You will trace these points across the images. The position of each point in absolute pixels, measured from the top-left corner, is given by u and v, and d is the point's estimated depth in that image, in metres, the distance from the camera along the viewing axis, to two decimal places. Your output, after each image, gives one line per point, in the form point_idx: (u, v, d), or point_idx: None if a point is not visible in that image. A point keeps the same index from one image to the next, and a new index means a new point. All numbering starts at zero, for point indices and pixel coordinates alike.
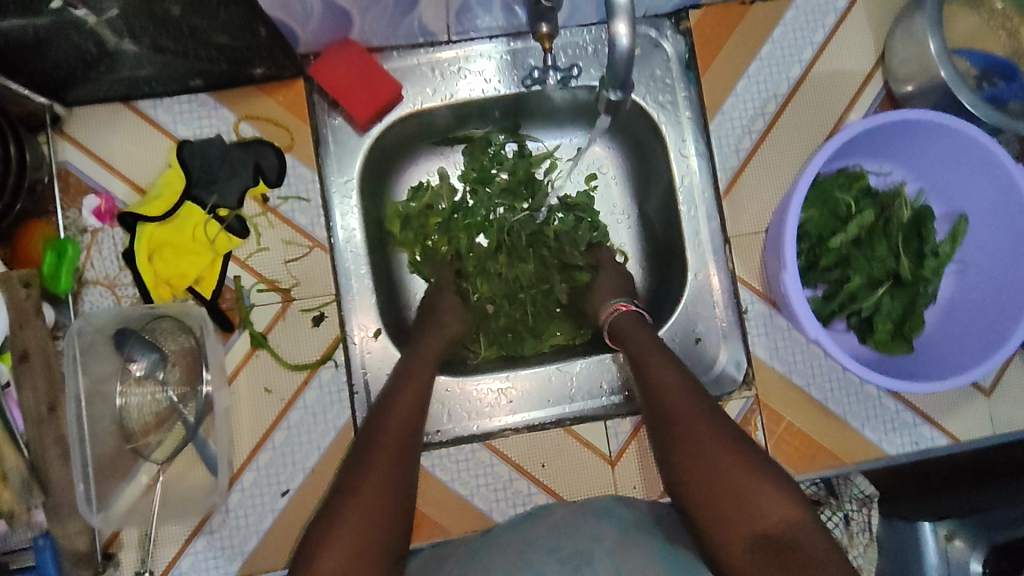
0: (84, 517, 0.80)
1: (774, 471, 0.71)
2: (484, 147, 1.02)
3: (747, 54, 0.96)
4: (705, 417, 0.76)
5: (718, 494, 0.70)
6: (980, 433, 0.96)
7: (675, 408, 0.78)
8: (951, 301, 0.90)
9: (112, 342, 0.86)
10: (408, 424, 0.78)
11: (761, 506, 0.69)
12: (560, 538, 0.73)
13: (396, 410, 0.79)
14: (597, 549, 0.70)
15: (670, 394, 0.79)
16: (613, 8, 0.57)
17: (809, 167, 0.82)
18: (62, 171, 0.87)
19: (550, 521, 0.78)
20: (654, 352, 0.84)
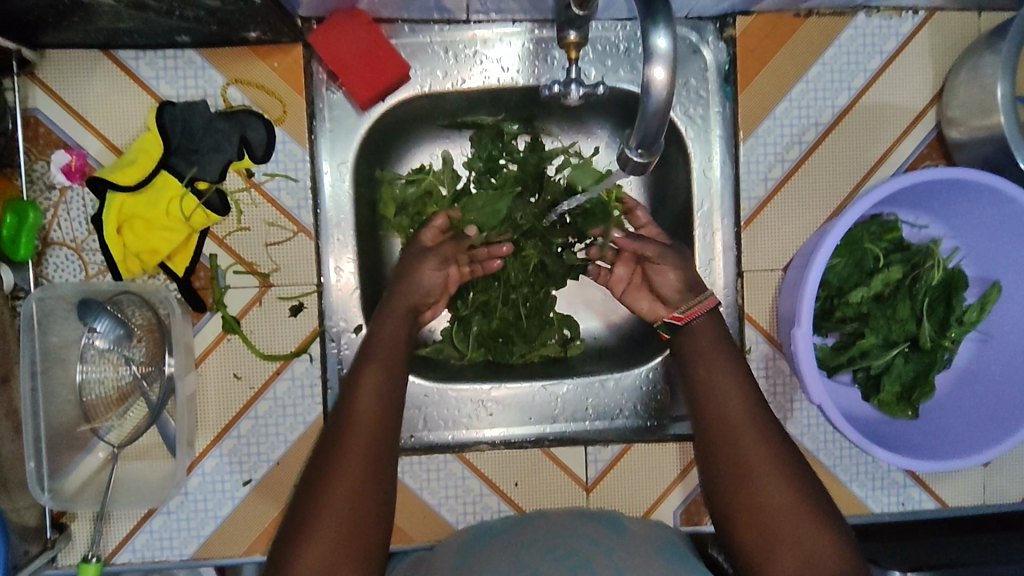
0: (34, 493, 0.77)
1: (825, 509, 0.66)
2: (494, 135, 0.92)
3: (793, 73, 0.87)
4: (768, 441, 0.69)
5: (769, 527, 0.65)
6: (972, 502, 0.92)
7: (734, 421, 0.70)
8: (967, 370, 0.85)
9: (76, 311, 0.80)
10: (378, 411, 0.69)
11: (816, 550, 0.63)
12: (556, 538, 0.71)
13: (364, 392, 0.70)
14: (596, 551, 0.67)
15: (732, 409, 0.71)
16: (652, 50, 0.54)
17: (846, 215, 0.75)
18: (31, 120, 0.80)
19: (544, 526, 0.76)
20: (721, 357, 0.75)
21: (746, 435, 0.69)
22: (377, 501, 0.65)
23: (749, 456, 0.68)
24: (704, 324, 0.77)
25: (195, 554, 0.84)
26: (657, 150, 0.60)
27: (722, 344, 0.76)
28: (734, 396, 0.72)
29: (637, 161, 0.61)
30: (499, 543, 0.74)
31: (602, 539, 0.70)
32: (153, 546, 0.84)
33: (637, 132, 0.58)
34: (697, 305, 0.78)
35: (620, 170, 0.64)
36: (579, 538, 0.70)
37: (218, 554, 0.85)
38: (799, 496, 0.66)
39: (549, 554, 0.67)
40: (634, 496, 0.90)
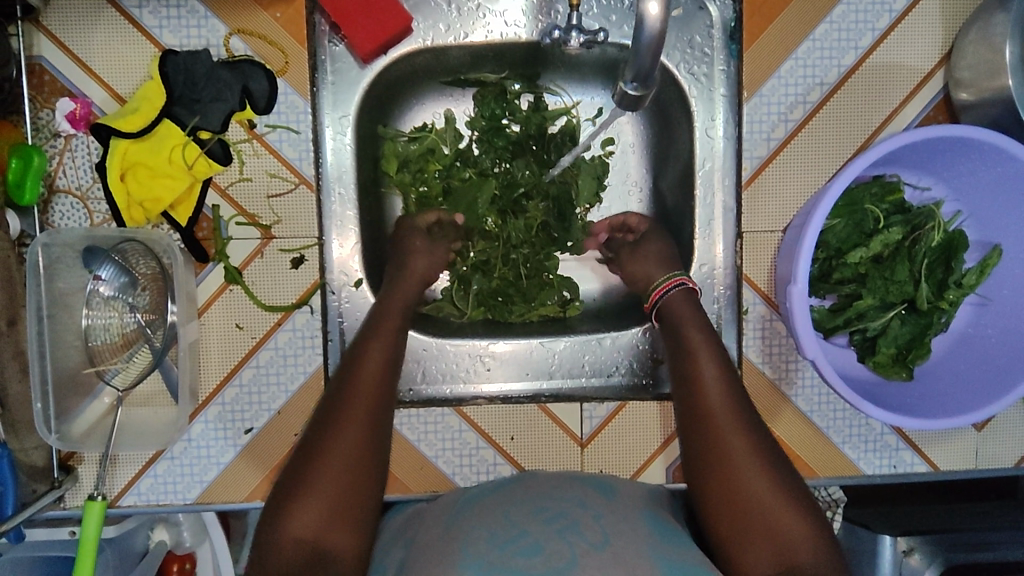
0: (41, 435, 0.79)
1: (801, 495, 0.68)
2: (498, 94, 0.94)
3: (799, 32, 0.86)
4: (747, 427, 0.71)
5: (747, 506, 0.66)
6: (965, 467, 0.92)
7: (715, 405, 0.72)
8: (964, 334, 0.85)
9: (81, 258, 0.81)
10: (382, 378, 0.72)
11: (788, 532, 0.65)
12: (546, 499, 0.72)
13: (364, 361, 0.72)
14: (584, 513, 0.69)
15: (714, 395, 0.73)
16: None
17: (846, 172, 0.74)
18: (36, 68, 0.81)
19: (537, 486, 0.77)
20: (704, 346, 0.76)
21: (726, 420, 0.71)
22: (373, 466, 0.66)
23: (726, 441, 0.70)
24: (684, 310, 0.81)
25: (199, 498, 0.87)
26: (651, 83, 0.66)
27: (705, 334, 0.78)
28: (716, 380, 0.74)
29: (632, 94, 0.67)
30: (492, 502, 0.75)
31: (591, 503, 0.71)
32: (158, 490, 0.86)
33: (633, 66, 0.63)
34: (665, 284, 0.84)
35: (617, 104, 0.70)
36: (568, 502, 0.71)
37: (220, 499, 0.87)
38: (772, 480, 0.68)
39: (538, 514, 0.69)
40: (628, 453, 0.90)
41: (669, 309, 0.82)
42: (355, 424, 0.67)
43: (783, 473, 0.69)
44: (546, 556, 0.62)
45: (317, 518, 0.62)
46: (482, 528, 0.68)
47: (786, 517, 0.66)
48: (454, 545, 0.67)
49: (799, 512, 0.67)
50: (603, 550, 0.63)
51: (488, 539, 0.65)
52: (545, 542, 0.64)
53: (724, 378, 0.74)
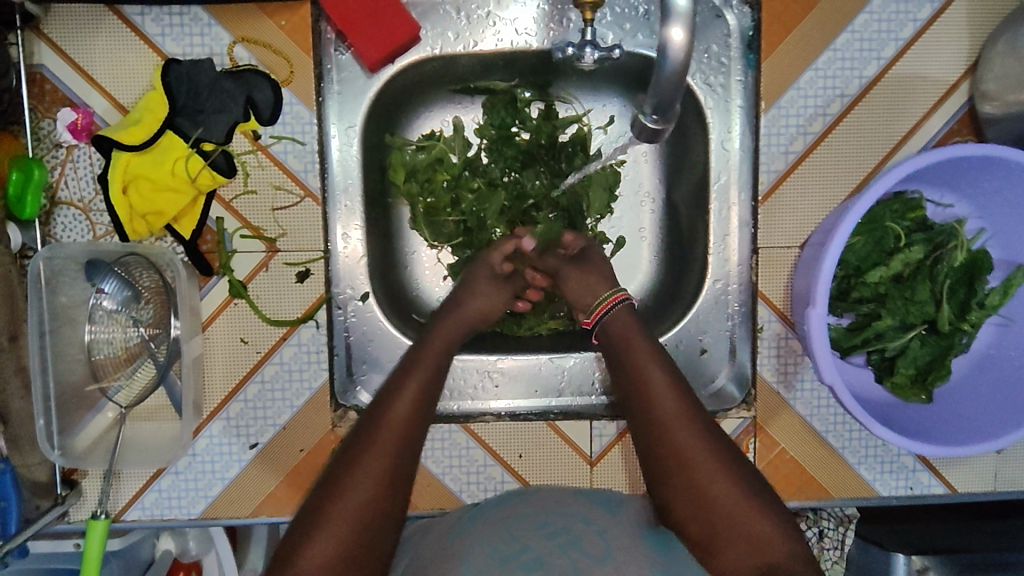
0: (43, 451, 0.78)
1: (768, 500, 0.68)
2: (507, 102, 0.92)
3: (820, 41, 0.84)
4: (704, 441, 0.69)
5: (716, 520, 0.66)
6: (983, 488, 0.90)
7: (666, 422, 0.70)
8: (986, 355, 0.83)
9: (83, 271, 0.80)
10: (411, 418, 0.70)
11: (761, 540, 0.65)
12: (549, 514, 0.70)
13: (395, 402, 0.70)
14: (586, 530, 0.67)
15: (662, 408, 0.71)
16: (671, 9, 0.56)
17: (870, 190, 0.72)
18: (37, 77, 0.79)
19: (540, 502, 0.75)
20: (651, 357, 0.75)
21: (681, 436, 0.69)
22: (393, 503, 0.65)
23: (684, 456, 0.68)
24: (626, 326, 0.79)
25: (203, 513, 0.86)
26: (672, 116, 0.66)
27: (651, 345, 0.76)
28: (667, 397, 0.71)
29: (653, 127, 0.67)
30: (495, 517, 0.73)
31: (594, 518, 0.70)
32: (162, 504, 0.85)
33: (653, 96, 0.62)
34: (610, 300, 0.82)
35: (634, 135, 0.70)
36: (572, 517, 0.70)
37: (224, 515, 0.86)
38: (738, 489, 0.67)
39: (540, 530, 0.67)
40: (638, 472, 0.88)
41: (613, 326, 0.80)
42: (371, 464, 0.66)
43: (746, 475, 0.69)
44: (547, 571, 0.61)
45: (332, 551, 0.62)
46: (486, 544, 0.66)
47: (755, 521, 0.66)
48: (451, 564, 0.64)
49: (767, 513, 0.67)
50: (605, 566, 0.62)
51: (489, 554, 0.64)
52: (547, 556, 0.63)
53: (672, 389, 0.72)
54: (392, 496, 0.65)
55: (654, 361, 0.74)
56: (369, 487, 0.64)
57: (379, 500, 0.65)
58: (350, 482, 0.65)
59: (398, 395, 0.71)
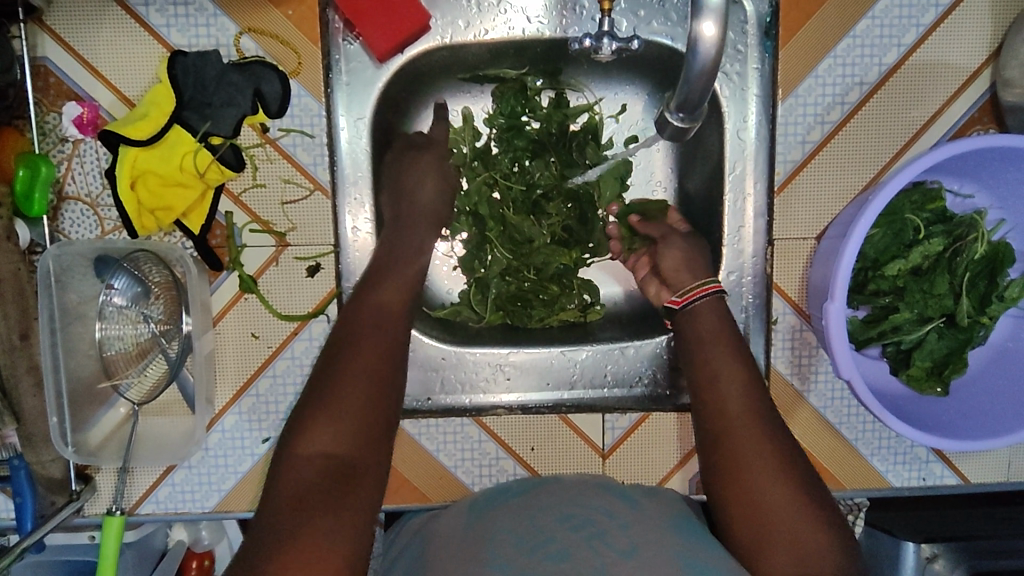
0: (57, 449, 0.77)
1: (824, 509, 0.66)
2: (517, 90, 0.90)
3: (839, 28, 0.82)
4: (770, 440, 0.69)
5: (765, 524, 0.65)
6: (995, 479, 0.90)
7: (733, 418, 0.71)
8: (1003, 347, 0.82)
9: (93, 266, 0.79)
10: (393, 326, 0.69)
11: (810, 544, 0.63)
12: (573, 507, 0.71)
13: (374, 303, 0.71)
14: (610, 523, 0.67)
15: (731, 408, 0.71)
16: (703, 5, 0.54)
17: (903, 172, 0.70)
18: (41, 69, 0.78)
19: (561, 492, 0.75)
20: (724, 354, 0.75)
21: (743, 430, 0.70)
22: (388, 393, 0.64)
23: (745, 454, 0.68)
24: (711, 320, 0.78)
25: (217, 506, 0.86)
26: (699, 114, 0.64)
27: (734, 344, 0.76)
28: (737, 390, 0.73)
29: (679, 126, 0.66)
30: (514, 505, 0.74)
31: (616, 513, 0.70)
32: (175, 498, 0.85)
33: (680, 95, 0.61)
34: (697, 289, 0.81)
35: (662, 134, 0.69)
36: (593, 509, 0.70)
37: (237, 508, 0.86)
38: (791, 496, 0.66)
39: (563, 522, 0.67)
40: (651, 463, 0.89)
41: (699, 317, 0.79)
42: (363, 355, 0.65)
43: (807, 488, 0.67)
44: (573, 564, 0.60)
45: (332, 437, 0.59)
46: (509, 533, 0.67)
47: (804, 528, 0.64)
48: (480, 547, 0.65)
49: (819, 525, 0.64)
50: (631, 559, 0.61)
51: (515, 543, 0.64)
52: (572, 549, 0.62)
53: (745, 388, 0.73)
54: (386, 392, 0.63)
55: (732, 360, 0.75)
56: (355, 382, 0.62)
57: (371, 396, 0.62)
58: (343, 377, 0.63)
59: (374, 297, 0.71)
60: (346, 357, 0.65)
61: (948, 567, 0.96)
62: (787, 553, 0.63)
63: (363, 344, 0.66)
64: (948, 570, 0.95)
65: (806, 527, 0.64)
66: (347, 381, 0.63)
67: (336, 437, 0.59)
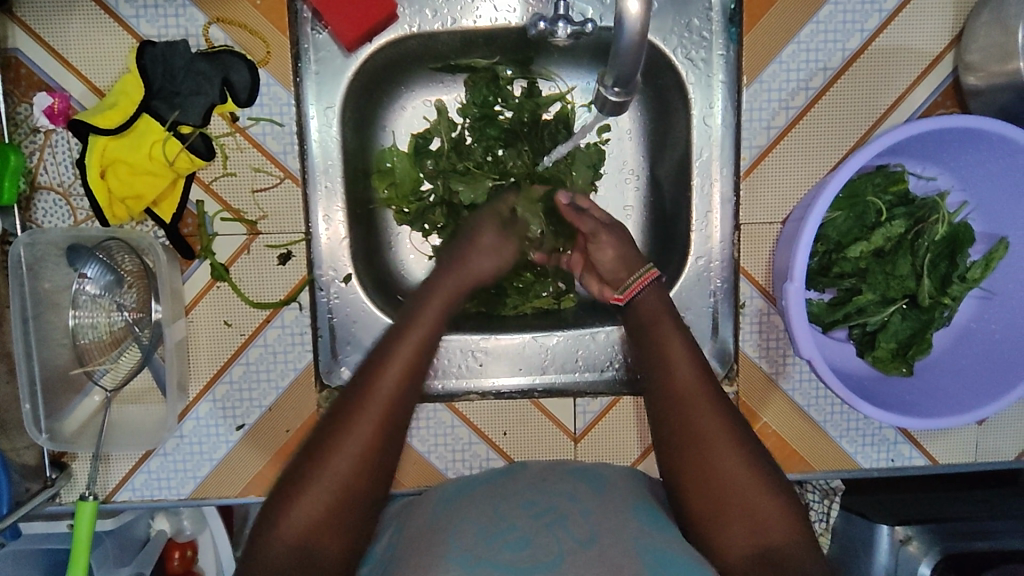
0: (32, 436, 0.78)
1: (779, 487, 0.70)
2: (489, 80, 0.91)
3: (802, 15, 0.83)
4: (725, 421, 0.72)
5: (723, 500, 0.68)
6: (964, 460, 0.91)
7: (688, 400, 0.73)
8: (967, 329, 0.83)
9: (66, 256, 0.80)
10: (396, 399, 0.68)
11: (766, 521, 0.67)
12: (538, 492, 0.72)
13: (383, 370, 0.70)
14: (572, 507, 0.69)
15: (685, 390, 0.74)
16: None
17: (855, 159, 0.71)
18: (13, 61, 0.79)
19: (526, 478, 0.77)
20: (676, 337, 0.78)
21: (700, 409, 0.72)
22: (371, 477, 0.65)
23: (701, 430, 0.71)
24: (656, 306, 0.81)
25: (192, 493, 0.87)
26: (633, 87, 0.65)
27: (678, 328, 0.79)
28: (691, 372, 0.75)
29: (615, 100, 0.66)
30: (485, 492, 0.75)
31: (581, 496, 0.71)
32: (151, 485, 0.86)
33: (612, 69, 0.62)
34: (637, 282, 0.83)
35: (599, 110, 0.69)
36: (558, 495, 0.71)
37: (214, 495, 0.87)
38: (749, 470, 0.69)
39: (527, 509, 0.69)
40: (622, 446, 0.89)
41: (641, 308, 0.82)
42: (358, 432, 0.66)
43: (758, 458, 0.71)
44: (533, 549, 0.63)
45: (308, 520, 0.62)
46: (473, 521, 0.68)
47: (762, 506, 0.68)
48: (442, 535, 0.66)
49: (771, 496, 0.69)
50: (589, 548, 0.63)
51: (477, 531, 0.65)
52: (533, 535, 0.65)
53: (693, 366, 0.76)
54: (371, 472, 0.65)
55: (681, 344, 0.78)
56: (342, 459, 0.64)
57: (356, 477, 0.65)
58: (332, 454, 0.65)
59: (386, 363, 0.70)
60: (338, 430, 0.66)
61: (920, 548, 0.97)
62: (743, 526, 0.67)
63: (357, 418, 0.66)
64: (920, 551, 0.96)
65: (760, 497, 0.68)
66: (332, 459, 0.64)
67: (306, 523, 0.62)
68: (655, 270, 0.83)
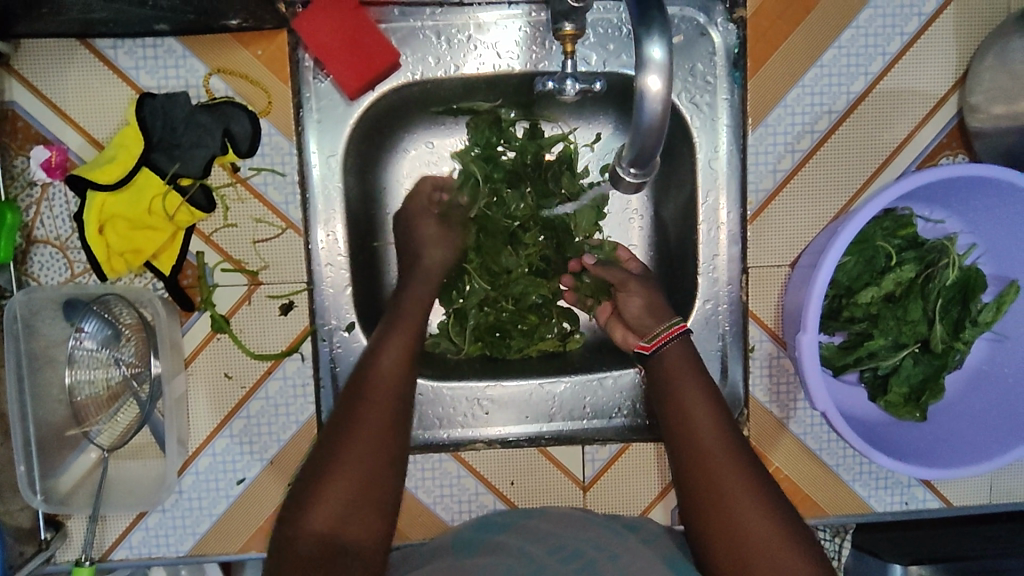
0: (27, 496, 0.76)
1: (803, 539, 0.70)
2: (492, 122, 0.90)
3: (806, 57, 0.82)
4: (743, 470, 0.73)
5: (747, 553, 0.69)
6: (978, 501, 0.90)
7: (706, 449, 0.74)
8: (979, 371, 0.82)
9: (62, 311, 0.78)
10: (397, 391, 0.75)
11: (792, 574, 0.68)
12: (561, 538, 0.71)
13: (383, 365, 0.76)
14: (600, 553, 0.68)
15: (703, 438, 0.75)
16: (646, 60, 0.54)
17: (875, 199, 0.71)
18: (9, 114, 0.77)
19: (546, 523, 0.75)
20: (692, 383, 0.78)
21: (718, 459, 0.73)
22: (383, 476, 0.71)
23: (720, 482, 0.72)
24: (678, 357, 0.80)
25: (192, 550, 0.85)
26: (651, 166, 0.63)
27: (697, 373, 0.79)
28: (708, 418, 0.76)
29: (632, 180, 0.64)
30: (506, 536, 0.73)
31: (606, 543, 0.70)
32: (149, 543, 0.84)
33: (633, 145, 0.59)
34: (665, 332, 0.81)
35: (614, 185, 0.67)
36: (580, 541, 0.70)
37: (215, 551, 0.85)
38: (770, 521, 0.70)
39: (553, 554, 0.67)
40: (632, 494, 0.88)
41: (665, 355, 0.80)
42: (367, 426, 0.72)
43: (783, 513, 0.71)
44: None
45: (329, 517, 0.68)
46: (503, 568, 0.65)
47: (787, 559, 0.68)
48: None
49: (795, 545, 0.69)
50: None
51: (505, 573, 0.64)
52: None
53: (716, 417, 0.76)
54: (382, 467, 0.71)
55: (699, 391, 0.77)
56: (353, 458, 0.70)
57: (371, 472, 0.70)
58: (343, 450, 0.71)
59: (386, 359, 0.77)
60: (347, 429, 0.72)
61: None
62: None
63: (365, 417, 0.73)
64: None
65: (783, 550, 0.69)
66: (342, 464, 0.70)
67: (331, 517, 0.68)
68: (683, 323, 0.81)
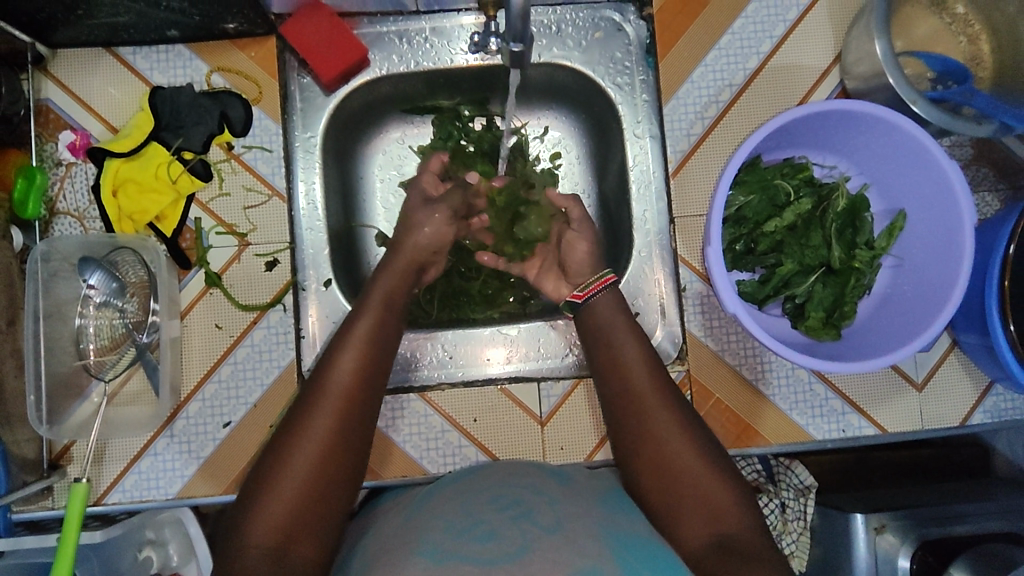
0: (33, 426, 0.85)
1: (731, 477, 0.75)
2: (453, 118, 1.07)
3: (707, 42, 0.99)
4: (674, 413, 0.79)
5: (676, 490, 0.74)
6: (911, 427, 0.97)
7: (639, 396, 0.80)
8: (886, 294, 0.92)
9: (76, 269, 0.91)
10: (356, 383, 0.78)
11: (721, 509, 0.72)
12: (502, 487, 0.77)
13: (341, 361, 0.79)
14: (538, 500, 0.74)
15: (637, 386, 0.81)
16: None
17: (746, 143, 0.82)
18: (42, 108, 0.93)
19: (498, 472, 0.81)
20: (624, 336, 0.85)
21: (651, 403, 0.79)
22: (340, 470, 0.73)
23: (653, 426, 0.78)
24: (606, 309, 0.89)
25: (180, 493, 0.91)
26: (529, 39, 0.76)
27: (627, 325, 0.87)
28: (639, 368, 0.82)
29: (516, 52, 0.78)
30: (452, 491, 0.79)
31: (546, 490, 0.76)
32: (140, 486, 0.91)
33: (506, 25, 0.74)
34: (596, 282, 0.90)
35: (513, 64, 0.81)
36: (523, 489, 0.75)
37: (202, 492, 0.91)
38: (698, 460, 0.75)
39: (494, 503, 0.73)
40: (586, 429, 0.95)
41: (597, 307, 0.89)
42: (325, 425, 0.74)
43: (712, 454, 0.76)
44: (499, 540, 0.66)
45: (288, 512, 0.69)
46: (441, 518, 0.72)
47: (716, 495, 0.73)
48: (414, 535, 0.70)
49: (722, 482, 0.74)
50: (555, 534, 0.67)
51: (444, 529, 0.69)
52: (499, 529, 0.68)
53: (647, 368, 0.83)
54: (340, 457, 0.73)
55: (632, 346, 0.85)
56: (310, 456, 0.71)
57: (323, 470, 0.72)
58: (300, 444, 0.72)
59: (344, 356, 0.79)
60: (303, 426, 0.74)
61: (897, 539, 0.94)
62: (698, 518, 0.72)
63: (322, 411, 0.75)
64: (898, 541, 0.94)
65: (712, 484, 0.74)
66: (297, 461, 0.71)
67: (284, 514, 0.69)
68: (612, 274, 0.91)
